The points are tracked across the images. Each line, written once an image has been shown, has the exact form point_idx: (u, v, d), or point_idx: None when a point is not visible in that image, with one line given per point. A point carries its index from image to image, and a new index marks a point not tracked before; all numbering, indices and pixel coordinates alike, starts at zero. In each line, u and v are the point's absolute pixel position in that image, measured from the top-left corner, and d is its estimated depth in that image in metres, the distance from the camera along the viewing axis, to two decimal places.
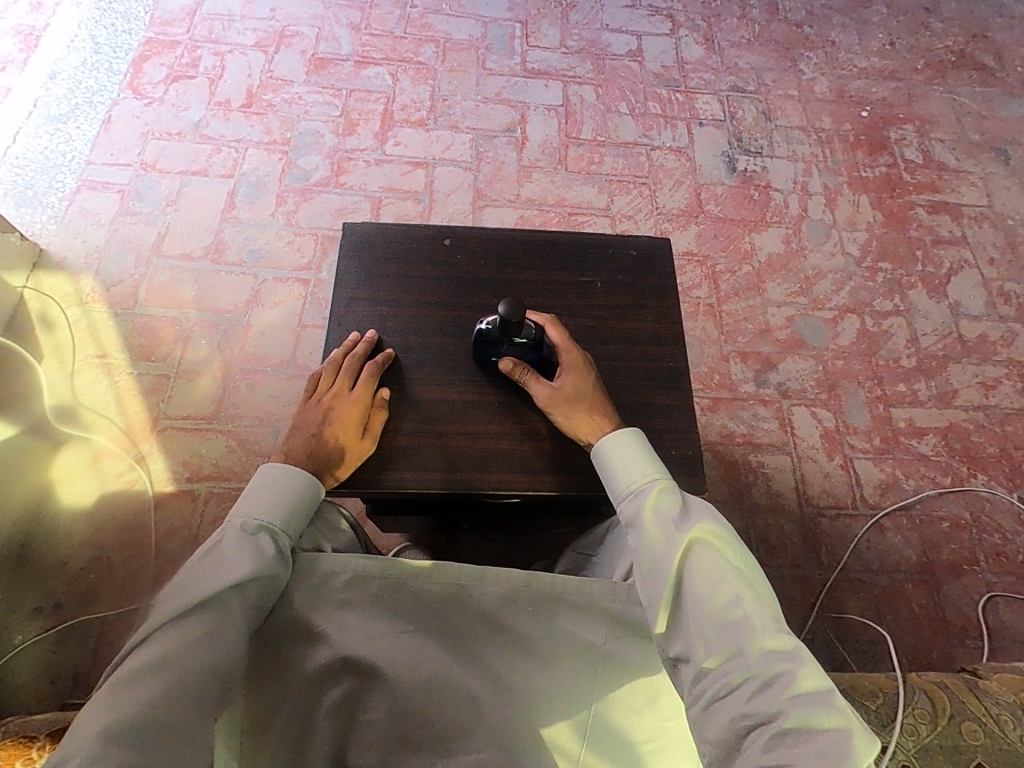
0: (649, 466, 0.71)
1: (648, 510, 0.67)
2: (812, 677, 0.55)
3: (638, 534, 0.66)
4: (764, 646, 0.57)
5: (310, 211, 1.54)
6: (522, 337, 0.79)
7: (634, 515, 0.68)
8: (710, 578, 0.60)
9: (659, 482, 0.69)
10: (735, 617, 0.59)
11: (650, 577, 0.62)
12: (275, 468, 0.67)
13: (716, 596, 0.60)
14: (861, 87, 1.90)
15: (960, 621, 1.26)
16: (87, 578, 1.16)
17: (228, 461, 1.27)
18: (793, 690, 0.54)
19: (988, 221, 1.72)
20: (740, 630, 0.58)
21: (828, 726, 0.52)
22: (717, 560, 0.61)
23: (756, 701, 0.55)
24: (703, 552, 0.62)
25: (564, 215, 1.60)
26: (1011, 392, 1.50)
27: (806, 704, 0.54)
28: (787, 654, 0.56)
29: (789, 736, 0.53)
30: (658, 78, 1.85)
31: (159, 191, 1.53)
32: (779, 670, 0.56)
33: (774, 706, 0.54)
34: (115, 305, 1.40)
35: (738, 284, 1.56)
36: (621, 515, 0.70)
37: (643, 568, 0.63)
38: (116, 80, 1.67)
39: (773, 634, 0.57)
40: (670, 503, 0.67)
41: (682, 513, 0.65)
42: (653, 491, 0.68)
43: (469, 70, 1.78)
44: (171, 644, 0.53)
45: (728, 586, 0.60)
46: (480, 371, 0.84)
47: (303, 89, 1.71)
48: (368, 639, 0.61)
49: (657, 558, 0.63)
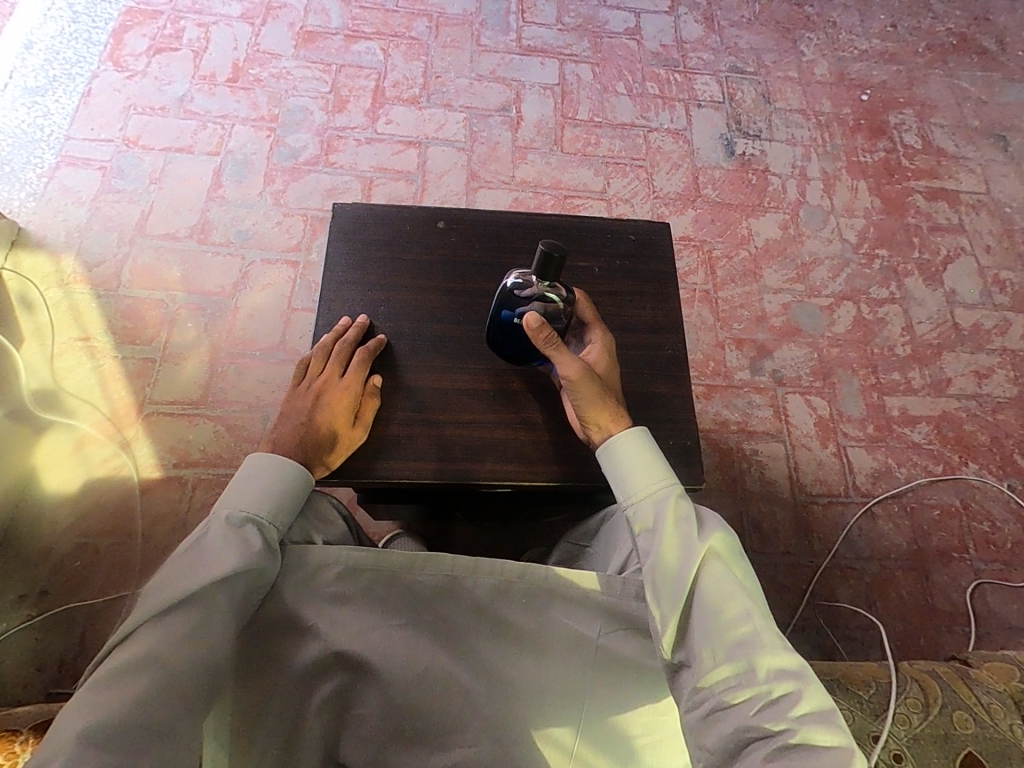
0: (662, 471, 0.69)
1: (662, 517, 0.65)
2: (818, 696, 0.54)
3: (649, 541, 0.65)
4: (772, 663, 0.56)
5: (299, 191, 1.50)
6: (560, 298, 0.75)
7: (645, 522, 0.66)
8: (722, 591, 0.60)
9: (673, 488, 0.67)
10: (745, 632, 0.58)
11: (661, 586, 0.61)
12: (262, 458, 0.65)
13: (726, 610, 0.59)
14: (862, 69, 1.87)
15: (948, 608, 1.27)
16: (73, 565, 1.14)
17: (216, 447, 1.25)
18: (799, 709, 0.54)
19: (986, 208, 1.70)
20: (749, 645, 0.57)
21: (830, 744, 0.52)
22: (728, 574, 0.61)
23: (761, 716, 0.55)
24: (715, 564, 0.61)
25: (560, 197, 1.57)
26: (1003, 380, 1.51)
27: (811, 722, 0.53)
28: (794, 673, 0.56)
29: (792, 751, 0.52)
30: (657, 57, 1.80)
31: (142, 169, 1.48)
32: (786, 687, 0.55)
33: (780, 723, 0.54)
34: (97, 287, 1.36)
35: (735, 269, 1.54)
36: (630, 520, 0.68)
37: (654, 575, 0.62)
38: (95, 51, 1.60)
39: (781, 652, 0.57)
40: (683, 511, 0.65)
41: (695, 522, 0.64)
42: (665, 498, 0.66)
43: (463, 46, 1.73)
44: (154, 643, 0.51)
45: (739, 600, 0.59)
46: (498, 329, 0.79)
47: (291, 63, 1.65)
48: (358, 633, 0.59)
49: (669, 566, 0.62)
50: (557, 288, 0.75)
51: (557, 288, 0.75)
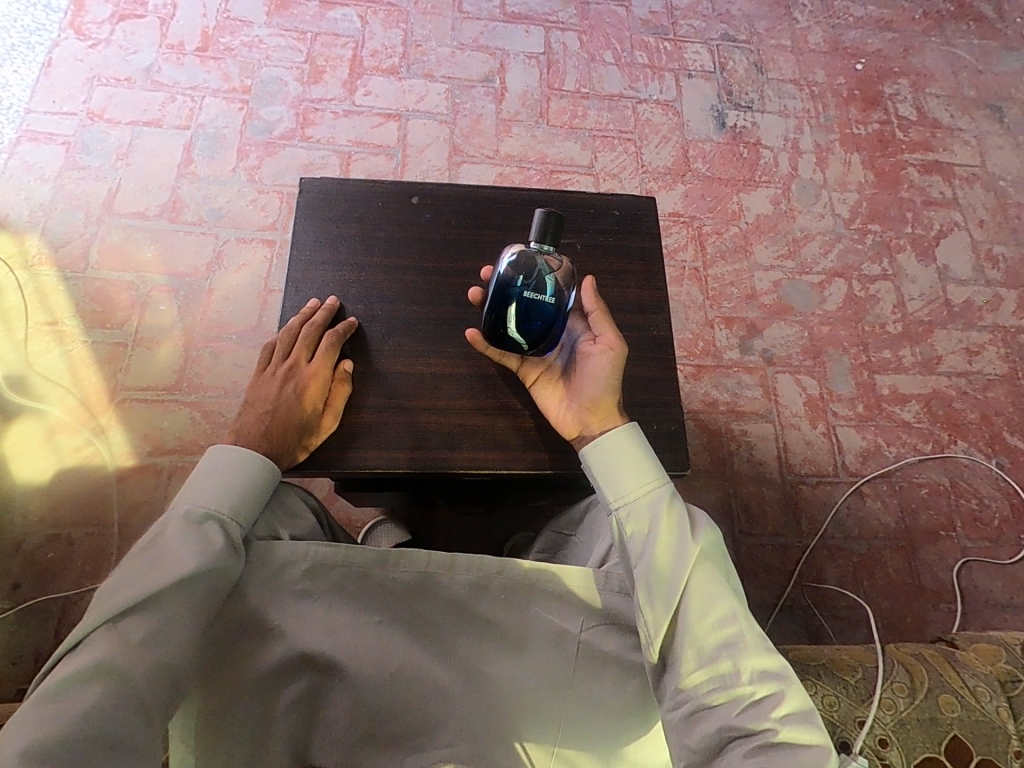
0: (654, 467, 0.66)
1: (653, 516, 0.62)
2: (798, 696, 0.55)
3: (639, 540, 0.62)
4: (756, 664, 0.56)
5: (274, 167, 1.44)
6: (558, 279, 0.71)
7: (635, 519, 0.63)
8: (710, 592, 0.58)
9: (665, 486, 0.65)
10: (731, 633, 0.57)
11: (651, 586, 0.59)
12: (223, 450, 0.62)
13: (714, 611, 0.58)
14: (856, 37, 1.81)
15: (934, 586, 1.27)
16: (47, 557, 1.11)
17: (192, 434, 1.21)
18: (782, 709, 0.53)
19: (980, 181, 1.67)
20: (734, 645, 0.56)
21: (811, 741, 0.52)
22: (716, 575, 0.59)
23: (744, 716, 0.54)
24: (704, 566, 0.60)
25: (546, 172, 1.51)
26: (994, 358, 1.49)
27: (793, 722, 0.53)
28: (775, 673, 0.56)
29: (773, 751, 0.52)
30: (646, 25, 1.73)
31: (108, 144, 1.41)
32: (769, 688, 0.55)
33: (763, 722, 0.53)
34: (64, 269, 1.30)
35: (725, 246, 1.50)
36: (617, 517, 0.64)
37: (646, 575, 0.59)
38: (55, 18, 1.51)
39: (765, 652, 0.56)
40: (676, 510, 0.63)
41: (686, 521, 0.62)
42: (658, 496, 0.64)
43: (444, 13, 1.65)
44: (106, 650, 0.49)
45: (727, 602, 0.58)
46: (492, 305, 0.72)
47: (263, 31, 1.57)
48: (328, 633, 0.58)
49: (661, 566, 0.59)
50: (558, 262, 0.71)
51: (554, 260, 0.71)
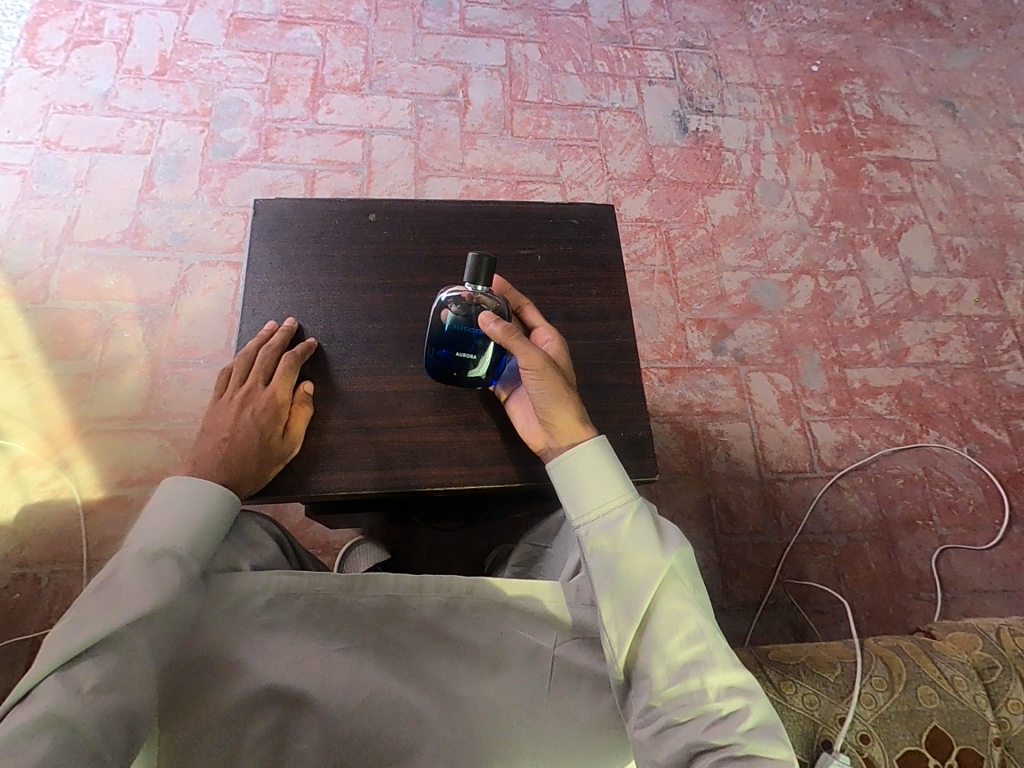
0: (622, 482, 0.66)
1: (618, 533, 0.62)
2: (764, 709, 0.54)
3: (603, 558, 0.61)
4: (722, 680, 0.55)
5: (238, 188, 1.42)
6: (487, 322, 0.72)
7: (598, 537, 0.63)
8: (677, 609, 0.58)
9: (630, 502, 0.64)
10: (698, 650, 0.56)
11: (618, 604, 0.58)
12: (179, 483, 0.61)
13: (681, 627, 0.57)
14: (811, 40, 1.85)
15: (914, 576, 1.28)
16: (13, 598, 1.07)
17: (161, 462, 1.19)
18: (747, 723, 0.53)
19: (937, 175, 1.71)
20: (701, 662, 0.56)
21: (776, 756, 0.52)
22: (684, 592, 0.59)
23: (711, 731, 0.53)
24: (672, 584, 0.59)
25: (512, 183, 1.52)
26: (960, 346, 1.51)
27: (757, 735, 0.53)
28: (742, 689, 0.55)
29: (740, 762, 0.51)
30: (605, 35, 1.76)
31: (65, 172, 1.39)
32: (735, 703, 0.54)
33: (728, 737, 0.53)
34: (24, 300, 1.27)
35: (692, 248, 1.52)
36: (581, 536, 0.64)
37: (611, 594, 0.59)
38: (7, 47, 1.49)
39: (731, 667, 0.56)
40: (643, 526, 0.62)
41: (655, 537, 0.61)
42: (623, 513, 0.63)
43: (405, 29, 1.66)
44: (57, 699, 0.47)
45: (693, 619, 0.58)
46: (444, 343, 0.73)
47: (222, 53, 1.56)
48: (294, 664, 0.57)
49: (628, 586, 0.59)
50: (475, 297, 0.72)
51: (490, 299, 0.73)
